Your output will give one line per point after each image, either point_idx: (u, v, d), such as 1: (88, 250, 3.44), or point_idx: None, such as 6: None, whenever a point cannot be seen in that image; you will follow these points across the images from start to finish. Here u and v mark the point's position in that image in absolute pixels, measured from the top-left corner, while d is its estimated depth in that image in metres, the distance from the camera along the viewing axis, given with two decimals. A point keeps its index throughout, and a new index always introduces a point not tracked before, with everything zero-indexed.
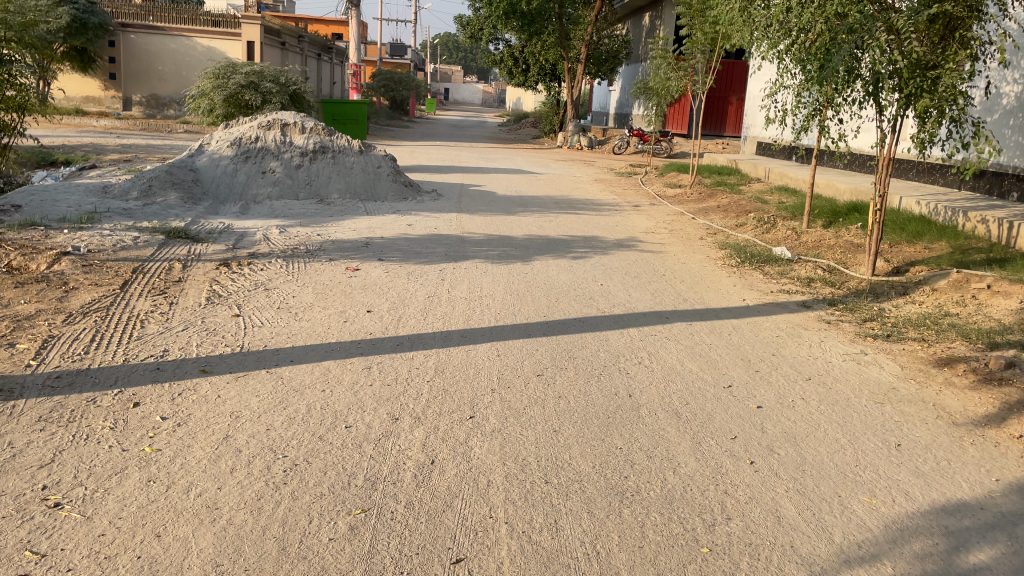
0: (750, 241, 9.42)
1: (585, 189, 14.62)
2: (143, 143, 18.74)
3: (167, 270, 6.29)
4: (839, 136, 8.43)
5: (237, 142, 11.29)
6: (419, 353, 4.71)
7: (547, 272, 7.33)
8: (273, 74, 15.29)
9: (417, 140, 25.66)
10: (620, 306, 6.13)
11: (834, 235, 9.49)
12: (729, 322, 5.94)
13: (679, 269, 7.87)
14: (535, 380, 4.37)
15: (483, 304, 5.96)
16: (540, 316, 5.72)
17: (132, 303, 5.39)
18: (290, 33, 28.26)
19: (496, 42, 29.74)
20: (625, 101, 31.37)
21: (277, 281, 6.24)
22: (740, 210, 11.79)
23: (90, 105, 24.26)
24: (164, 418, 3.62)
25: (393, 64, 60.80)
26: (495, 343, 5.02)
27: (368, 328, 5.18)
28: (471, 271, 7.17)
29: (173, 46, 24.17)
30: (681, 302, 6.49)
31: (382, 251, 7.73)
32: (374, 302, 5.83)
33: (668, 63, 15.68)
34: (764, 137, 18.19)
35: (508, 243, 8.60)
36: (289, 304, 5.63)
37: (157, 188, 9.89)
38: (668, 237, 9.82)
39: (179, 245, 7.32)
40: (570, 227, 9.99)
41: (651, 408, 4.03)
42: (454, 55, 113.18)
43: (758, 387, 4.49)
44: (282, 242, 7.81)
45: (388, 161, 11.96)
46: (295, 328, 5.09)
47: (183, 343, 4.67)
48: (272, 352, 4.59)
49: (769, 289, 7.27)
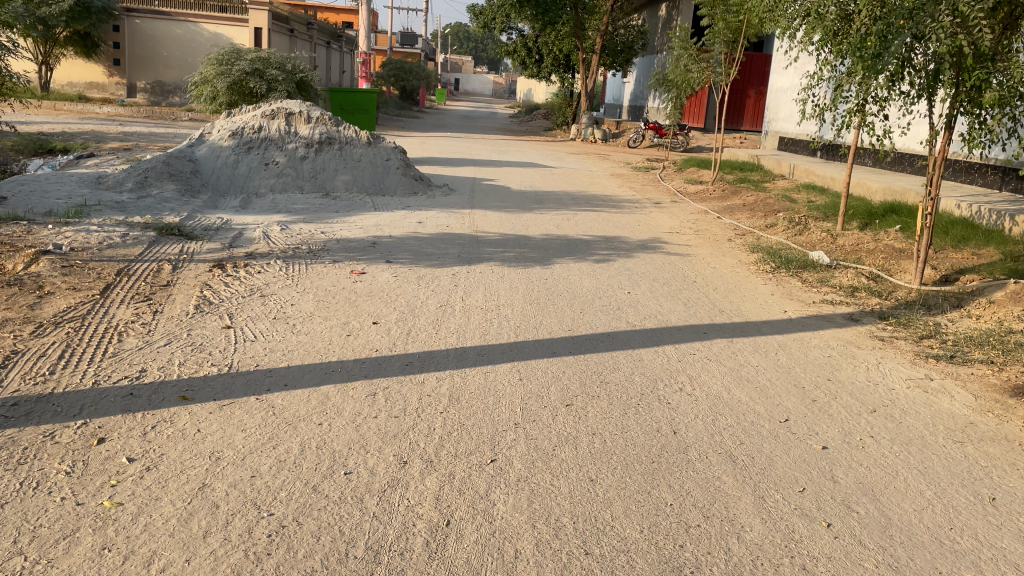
0: (783, 245, 8.83)
1: (602, 184, 14.03)
2: (146, 131, 18.22)
3: (155, 272, 5.76)
4: (885, 134, 7.79)
5: (240, 132, 10.76)
6: (430, 376, 4.14)
7: (568, 276, 6.75)
8: (279, 60, 14.72)
9: (427, 131, 25.10)
10: (652, 319, 5.55)
11: (874, 239, 8.87)
12: (773, 339, 5.36)
13: (710, 275, 7.28)
14: (564, 411, 3.80)
15: (502, 315, 5.40)
16: (565, 330, 5.15)
17: (111, 311, 4.84)
18: (299, 21, 27.69)
19: (509, 32, 29.08)
20: (640, 92, 30.71)
21: (275, 286, 5.68)
22: (768, 210, 11.18)
23: (94, 91, 23.79)
24: (131, 459, 3.07)
25: (403, 53, 60.10)
26: (517, 363, 4.46)
27: (374, 343, 4.62)
28: (487, 275, 6.59)
29: (179, 32, 23.64)
30: (717, 314, 5.91)
31: (390, 252, 7.16)
32: (380, 311, 5.26)
33: (689, 54, 14.92)
34: (789, 131, 17.51)
35: (525, 244, 8.02)
36: (287, 313, 5.08)
37: (153, 179, 9.36)
38: (695, 238, 9.22)
39: (171, 243, 6.79)
40: (590, 226, 9.40)
41: (702, 449, 3.47)
42: (465, 44, 112.11)
43: (819, 423, 3.93)
44: (283, 241, 7.26)
45: (398, 153, 11.40)
46: (292, 343, 4.54)
47: (164, 360, 4.12)
48: (264, 374, 4.03)
49: (810, 299, 6.68)
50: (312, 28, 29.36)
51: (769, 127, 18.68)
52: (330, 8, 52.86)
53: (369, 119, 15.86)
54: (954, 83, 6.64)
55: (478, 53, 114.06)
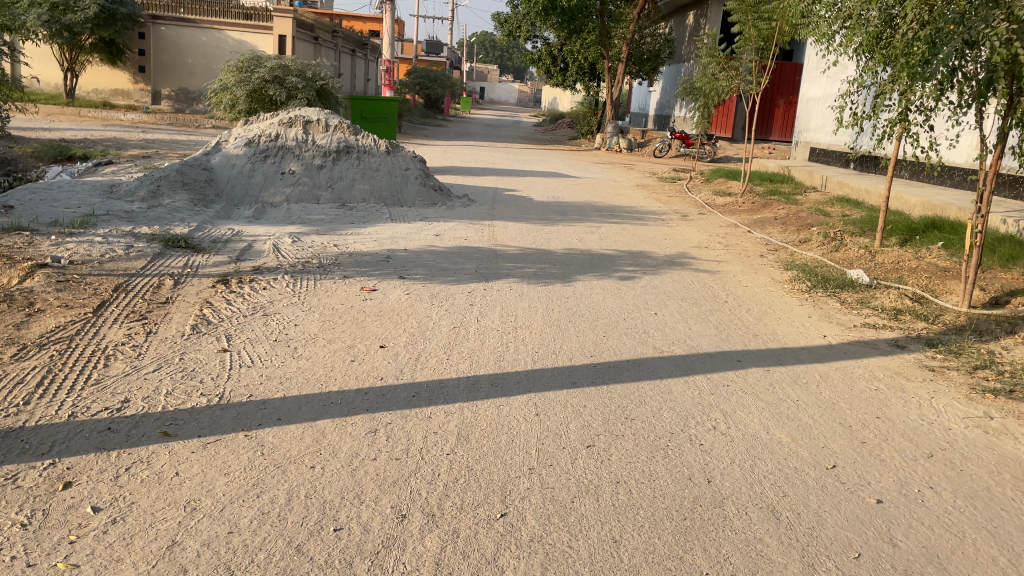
0: (819, 262, 8.38)
1: (627, 195, 13.64)
2: (167, 138, 18.11)
3: (155, 288, 5.47)
4: (930, 145, 7.32)
5: (256, 140, 10.52)
6: (438, 410, 3.78)
7: (590, 295, 6.37)
8: (300, 67, 14.51)
9: (450, 140, 24.86)
10: (680, 344, 5.15)
11: (915, 257, 8.39)
12: (814, 369, 4.94)
13: (743, 295, 6.85)
14: (585, 454, 3.42)
15: (520, 338, 5.03)
16: (587, 356, 4.77)
17: (101, 332, 4.54)
18: (324, 28, 27.63)
19: (534, 40, 28.77)
20: (667, 102, 30.29)
21: (279, 304, 5.37)
22: (801, 223, 10.72)
23: (119, 98, 23.81)
24: (97, 509, 2.73)
25: (427, 61, 60.22)
26: (534, 394, 4.08)
27: (379, 370, 4.27)
28: (505, 293, 6.23)
29: (204, 39, 23.62)
30: (752, 339, 5.49)
31: (404, 267, 6.83)
32: (389, 333, 4.92)
33: (718, 62, 14.42)
34: (822, 141, 16.98)
35: (547, 259, 7.65)
36: (289, 335, 4.74)
37: (166, 188, 9.11)
38: (725, 254, 8.79)
39: (176, 256, 6.51)
40: (615, 240, 9.01)
41: (740, 502, 3.08)
42: (490, 53, 112.41)
43: (870, 471, 3.52)
44: (293, 254, 6.96)
45: (417, 162, 11.09)
46: (291, 369, 4.21)
47: (151, 389, 3.80)
48: (257, 405, 3.69)
49: (850, 323, 6.24)
50: (337, 36, 29.29)
51: (800, 137, 18.25)
52: (355, 16, 52.99)
53: (390, 128, 15.56)
54: (1006, 93, 6.18)
55: (503, 61, 114.20)
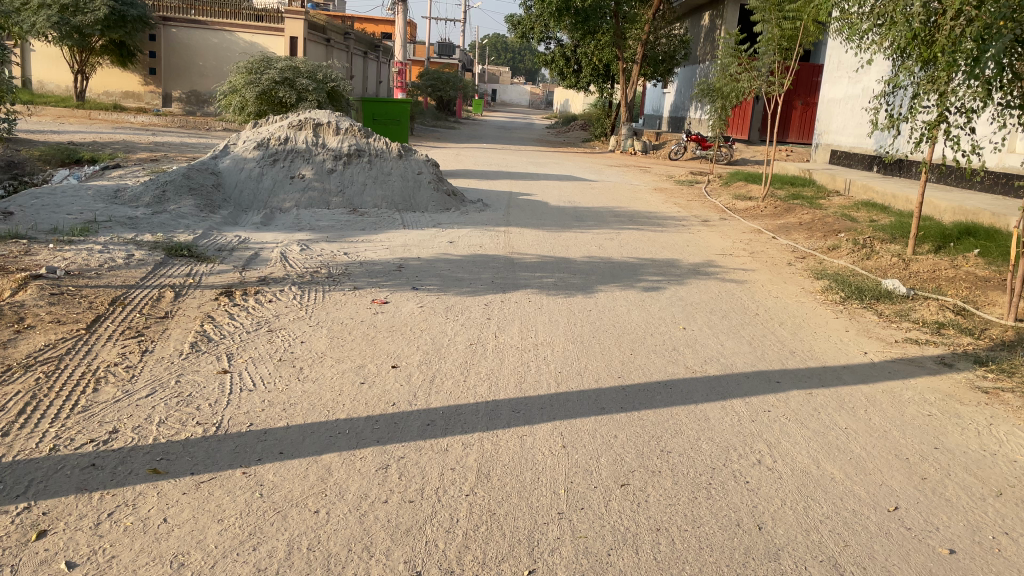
0: (851, 270, 8.00)
1: (645, 199, 13.29)
2: (177, 141, 17.90)
3: (154, 302, 5.17)
4: (971, 149, 6.96)
5: (265, 143, 10.23)
6: (455, 441, 3.44)
7: (614, 307, 6.02)
8: (311, 69, 14.23)
9: (463, 142, 24.61)
10: (713, 363, 4.80)
11: (951, 265, 8.00)
12: (859, 391, 4.58)
13: (774, 307, 6.49)
14: (619, 494, 3.08)
15: (541, 357, 4.70)
16: (614, 377, 4.42)
17: (94, 350, 4.23)
18: (336, 30, 27.41)
19: (548, 42, 28.46)
20: (682, 104, 29.90)
21: (284, 319, 5.06)
22: (827, 229, 10.34)
23: (129, 101, 23.64)
24: (72, 565, 2.42)
25: (439, 63, 60.05)
26: (560, 422, 3.73)
27: (391, 395, 3.93)
28: (523, 306, 5.89)
29: (214, 41, 23.43)
30: (789, 357, 5.12)
31: (417, 277, 6.51)
32: (402, 351, 4.59)
33: (739, 62, 13.99)
34: (844, 144, 16.56)
35: (566, 268, 7.31)
36: (294, 354, 4.42)
37: (171, 194, 8.82)
38: (752, 262, 8.42)
39: (179, 266, 6.21)
40: (636, 248, 8.66)
41: (798, 556, 2.73)
42: (501, 55, 112.21)
43: (937, 514, 3.16)
44: (300, 263, 6.65)
45: (430, 166, 10.78)
46: (296, 393, 3.89)
47: (143, 417, 3.48)
48: (257, 436, 3.37)
49: (891, 338, 5.86)
50: (349, 38, 29.07)
51: (821, 139, 17.86)
52: (367, 18, 52.83)
53: (403, 130, 15.21)
54: None
55: (515, 63, 113.96)
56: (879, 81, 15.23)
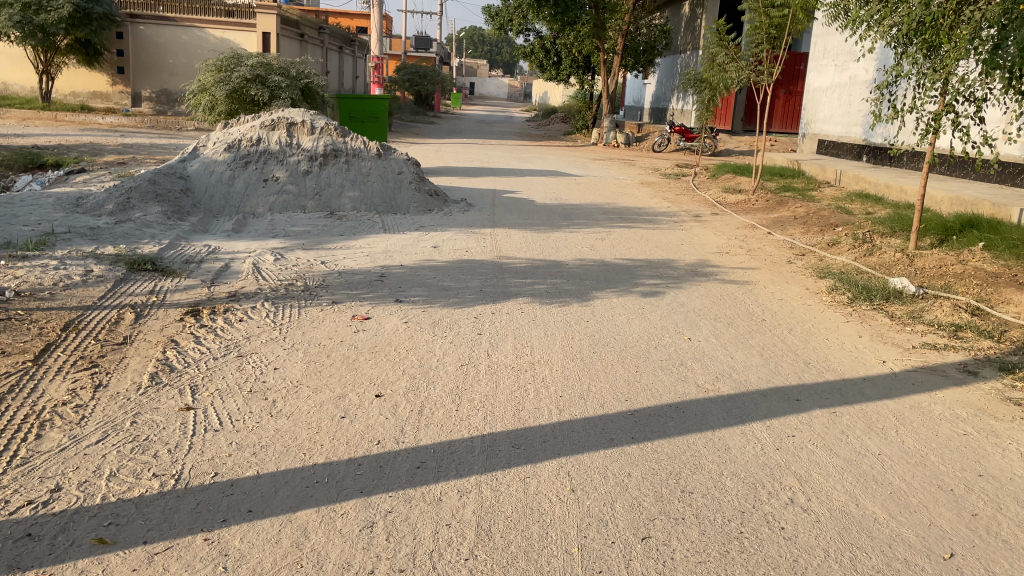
0: (854, 268, 7.67)
1: (633, 194, 12.89)
2: (146, 142, 17.28)
3: (112, 325, 4.71)
4: (981, 141, 6.60)
5: (236, 145, 9.74)
6: (450, 488, 3.03)
7: (612, 316, 5.63)
8: (284, 65, 13.69)
9: (443, 138, 24.18)
10: (726, 380, 4.42)
11: (958, 260, 7.67)
12: (885, 409, 4.21)
13: (779, 312, 6.12)
14: (641, 551, 2.67)
15: (539, 378, 4.30)
16: (621, 401, 4.02)
17: (41, 387, 3.77)
18: (310, 25, 26.79)
19: (527, 34, 27.99)
20: (663, 94, 29.58)
21: (257, 341, 4.62)
22: (824, 223, 10.01)
23: (97, 101, 22.94)
24: None
25: (417, 58, 59.47)
26: (565, 459, 3.32)
27: (376, 431, 3.51)
28: (516, 317, 5.48)
29: (185, 38, 22.76)
30: (805, 370, 4.75)
31: (400, 288, 6.08)
32: (387, 377, 4.16)
33: (726, 52, 13.58)
34: (833, 133, 16.26)
35: (557, 273, 6.89)
36: (267, 384, 3.98)
37: (136, 200, 8.32)
38: (750, 261, 8.06)
39: (142, 282, 5.75)
40: (629, 248, 8.26)
41: None
42: (480, 49, 111.45)
43: (997, 561, 2.79)
44: (274, 275, 6.19)
45: (410, 165, 10.32)
46: (268, 432, 3.45)
47: (90, 471, 3.03)
48: (222, 490, 2.93)
49: (907, 344, 5.50)
50: (324, 32, 28.44)
51: (807, 129, 17.58)
52: (343, 13, 52.14)
53: (381, 127, 14.67)
54: None
55: (494, 57, 113.08)
56: (867, 68, 14.94)
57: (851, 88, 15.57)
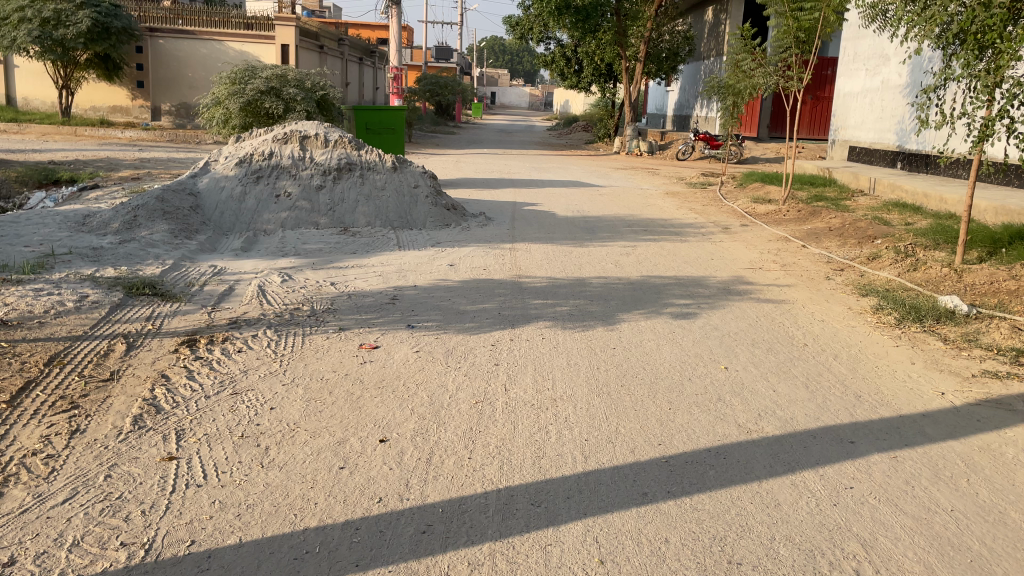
0: (898, 285, 7.18)
1: (658, 205, 12.44)
2: (164, 156, 17.12)
3: (100, 359, 4.37)
4: None
5: (248, 160, 9.44)
6: (459, 560, 2.63)
7: (641, 342, 5.21)
8: (298, 77, 13.51)
9: (463, 148, 23.88)
10: (770, 419, 3.98)
11: (1011, 275, 7.15)
12: (951, 452, 3.74)
13: (822, 335, 5.66)
14: None
15: (562, 417, 3.87)
16: (653, 445, 3.59)
17: (11, 434, 3.42)
18: (329, 37, 26.66)
19: (547, 42, 27.66)
20: (687, 102, 29.11)
21: (254, 376, 4.25)
22: (861, 234, 9.51)
23: (117, 115, 22.90)
24: None
25: (438, 68, 59.40)
26: (592, 520, 2.91)
27: (379, 485, 3.12)
28: (537, 344, 5.07)
29: (204, 52, 22.66)
30: (856, 405, 4.30)
31: (413, 311, 5.71)
32: (393, 418, 3.77)
33: (754, 58, 13.07)
34: (865, 140, 15.69)
35: (581, 292, 6.49)
36: (261, 427, 3.60)
37: (143, 218, 8.02)
38: (785, 277, 7.60)
39: (139, 308, 5.42)
40: (656, 264, 7.83)
41: None
42: (500, 58, 111.48)
43: None
44: (280, 299, 5.84)
45: (426, 179, 9.97)
46: (257, 488, 3.06)
47: (50, 539, 2.66)
48: (197, 565, 2.55)
49: (966, 371, 5.02)
50: (343, 44, 28.32)
51: (837, 135, 17.05)
52: (362, 24, 52.21)
53: (399, 138, 14.34)
54: None
55: (515, 66, 112.88)
56: (900, 73, 14.38)
57: (883, 93, 15.02)
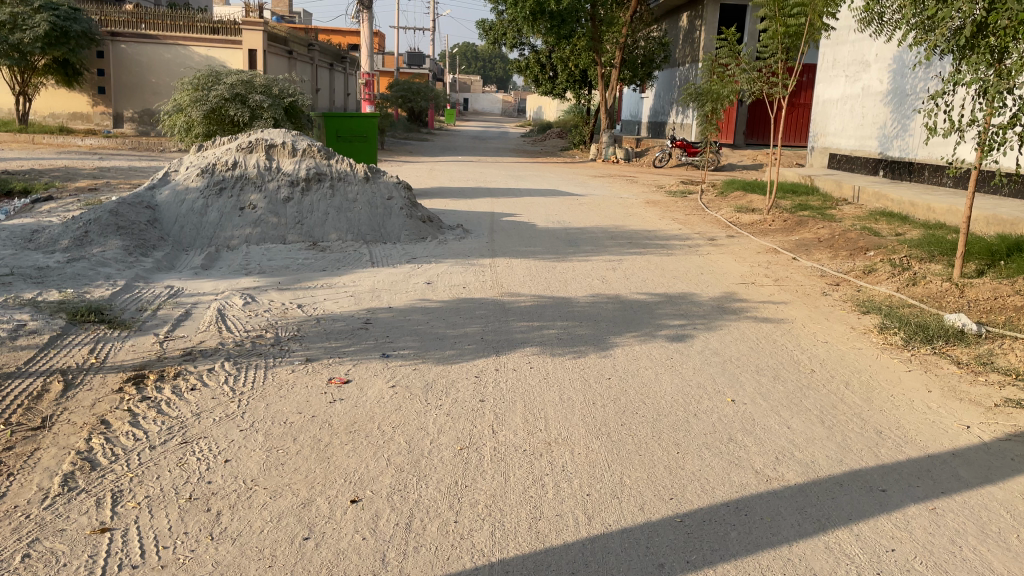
0: (899, 301, 6.84)
1: (640, 215, 12.07)
2: (125, 165, 16.43)
3: (30, 401, 3.84)
4: None
5: (211, 170, 8.89)
6: None
7: (639, 370, 4.78)
8: (266, 82, 12.81)
9: (436, 155, 23.40)
10: (790, 462, 3.57)
11: (1015, 288, 6.83)
12: (993, 501, 3.34)
13: (829, 359, 5.27)
14: None
15: (559, 466, 3.42)
16: (665, 501, 3.16)
17: None
18: (298, 42, 26.04)
19: (521, 48, 27.29)
20: (663, 109, 28.94)
21: (207, 420, 3.74)
22: (852, 246, 9.18)
23: (78, 122, 22.13)
24: None
25: (411, 74, 58.84)
26: None
27: (349, 562, 2.64)
28: (525, 374, 4.63)
29: (168, 56, 21.96)
30: (879, 444, 3.90)
31: (388, 337, 5.23)
32: (368, 471, 3.29)
33: (738, 62, 12.70)
34: (846, 147, 15.48)
35: (569, 313, 6.04)
36: (211, 488, 3.09)
37: (94, 233, 7.46)
38: (781, 292, 7.24)
39: (82, 337, 4.89)
40: (644, 279, 7.42)
41: None
42: (473, 65, 111.11)
43: None
44: (241, 324, 5.33)
45: (400, 189, 9.50)
46: (205, 569, 2.58)
47: None
48: None
49: (988, 399, 4.64)
50: (313, 49, 27.71)
51: (817, 143, 16.84)
52: (333, 31, 51.62)
53: (370, 147, 13.81)
54: None
55: (486, 72, 112.54)
56: (881, 79, 14.14)
57: (863, 99, 14.78)
